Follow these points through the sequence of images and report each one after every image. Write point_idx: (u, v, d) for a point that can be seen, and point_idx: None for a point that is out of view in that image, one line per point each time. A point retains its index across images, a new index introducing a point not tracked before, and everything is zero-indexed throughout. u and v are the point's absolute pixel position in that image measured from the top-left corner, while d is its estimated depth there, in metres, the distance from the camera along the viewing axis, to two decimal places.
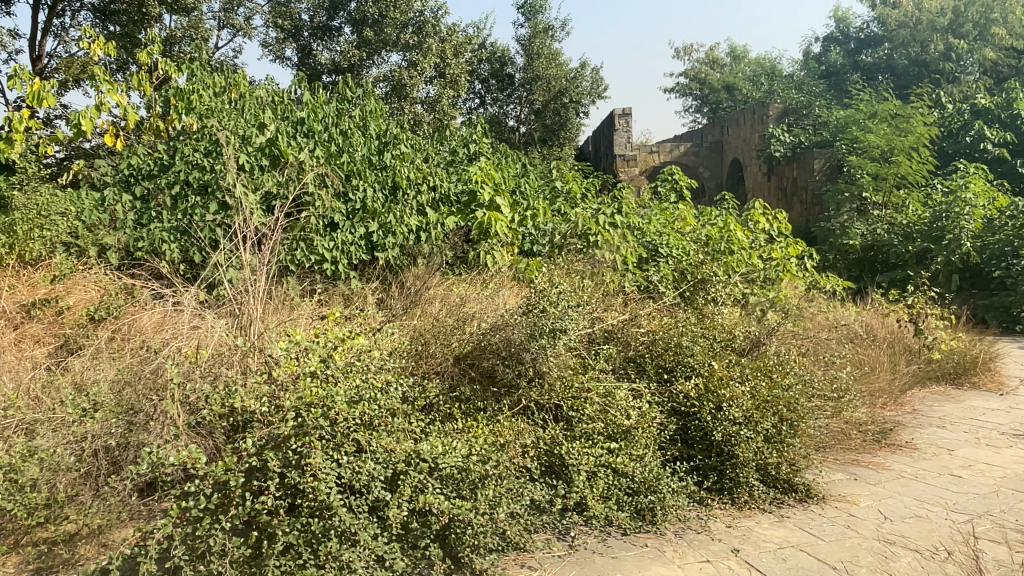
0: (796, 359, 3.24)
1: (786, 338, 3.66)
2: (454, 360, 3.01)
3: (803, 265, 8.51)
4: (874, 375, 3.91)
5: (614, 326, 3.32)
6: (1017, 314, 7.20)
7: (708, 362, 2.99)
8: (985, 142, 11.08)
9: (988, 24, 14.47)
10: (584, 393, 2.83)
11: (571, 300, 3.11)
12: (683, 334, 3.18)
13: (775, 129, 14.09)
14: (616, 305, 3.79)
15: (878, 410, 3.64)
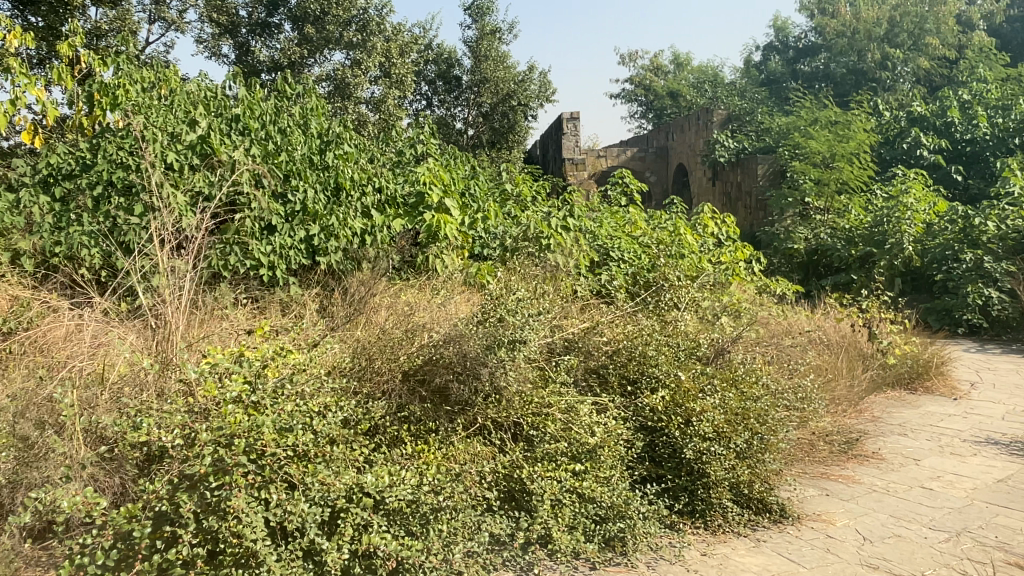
0: (762, 367, 3.12)
1: (750, 344, 3.54)
2: (402, 377, 2.76)
3: (752, 269, 8.52)
4: (836, 381, 3.83)
5: (574, 336, 3.13)
6: (959, 317, 7.33)
7: (674, 374, 2.86)
8: (921, 148, 11.38)
9: (922, 35, 14.94)
10: (544, 410, 2.63)
11: (529, 308, 2.91)
12: (648, 343, 3.03)
13: (720, 134, 14.24)
14: (575, 312, 3.62)
15: (841, 418, 3.52)
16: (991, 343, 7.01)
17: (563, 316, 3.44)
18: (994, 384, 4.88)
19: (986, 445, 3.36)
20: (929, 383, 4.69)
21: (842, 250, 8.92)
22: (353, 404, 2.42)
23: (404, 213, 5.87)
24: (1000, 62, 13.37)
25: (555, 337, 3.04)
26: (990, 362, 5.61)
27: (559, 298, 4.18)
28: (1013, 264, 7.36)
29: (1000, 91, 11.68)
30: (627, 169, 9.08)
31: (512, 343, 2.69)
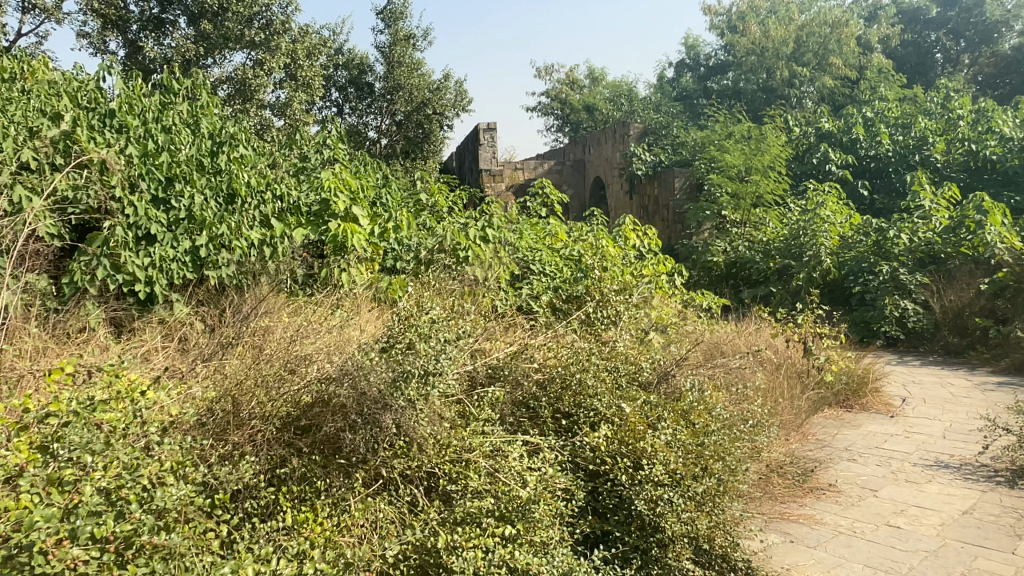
0: (712, 392, 2.91)
1: (692, 365, 3.28)
2: (279, 429, 2.32)
3: (674, 282, 8.34)
4: (780, 404, 3.60)
5: (501, 360, 2.88)
6: (877, 329, 7.29)
7: (615, 406, 2.63)
8: (830, 163, 11.67)
9: (826, 55, 15.52)
10: (465, 456, 2.33)
11: (448, 335, 2.64)
12: (588, 371, 2.81)
13: (637, 148, 14.21)
14: (499, 334, 3.31)
15: (791, 445, 3.24)
16: (909, 354, 7.04)
17: (485, 340, 3.13)
18: (925, 399, 4.74)
19: (940, 470, 3.11)
20: (864, 401, 4.51)
21: (761, 262, 8.83)
22: (211, 469, 2.06)
23: (308, 222, 5.30)
24: (897, 83, 14.02)
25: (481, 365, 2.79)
26: (915, 377, 5.53)
27: (481, 319, 3.75)
28: (926, 276, 7.48)
29: (900, 111, 12.13)
30: (547, 180, 8.76)
31: (427, 373, 2.40)
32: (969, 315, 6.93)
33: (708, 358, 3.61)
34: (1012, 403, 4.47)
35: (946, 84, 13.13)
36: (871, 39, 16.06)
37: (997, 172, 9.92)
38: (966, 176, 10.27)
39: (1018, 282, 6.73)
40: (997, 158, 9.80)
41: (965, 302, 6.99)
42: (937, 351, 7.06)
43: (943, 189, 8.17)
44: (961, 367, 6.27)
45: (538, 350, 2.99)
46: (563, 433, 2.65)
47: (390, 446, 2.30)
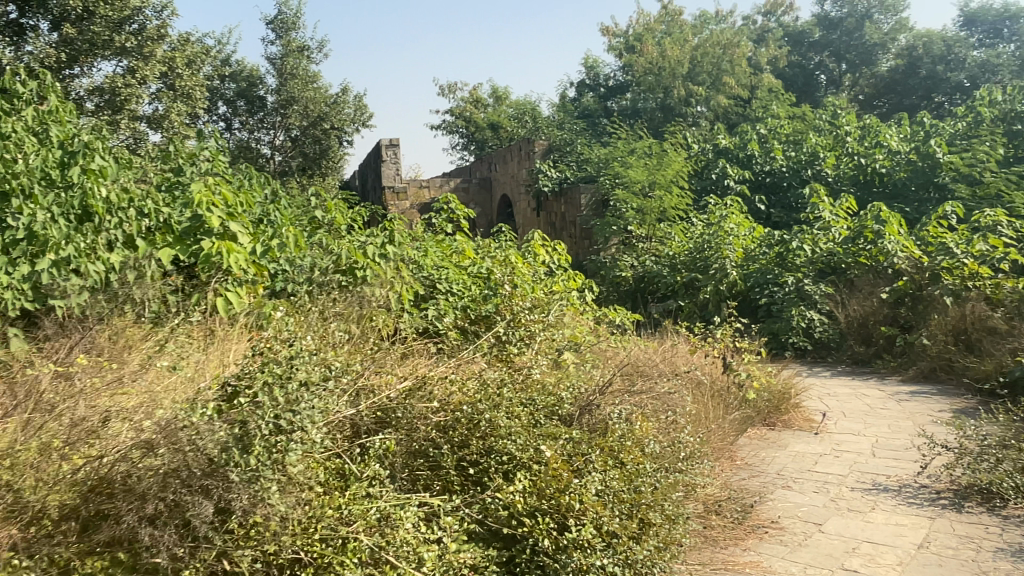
0: (640, 422, 2.67)
1: (616, 391, 2.99)
2: (61, 521, 2.04)
3: (584, 299, 8.10)
4: (709, 429, 3.34)
5: (394, 402, 2.58)
6: (785, 340, 7.25)
7: (533, 446, 2.42)
8: (728, 178, 11.88)
9: (719, 74, 16.00)
10: (336, 536, 2.07)
11: (312, 378, 2.32)
12: (503, 410, 2.55)
13: (542, 164, 14.06)
14: (391, 365, 2.92)
15: (725, 477, 2.93)
16: (817, 365, 7.03)
17: (372, 375, 2.73)
18: (845, 412, 4.63)
19: (880, 494, 2.87)
20: (786, 418, 4.31)
21: (668, 276, 8.73)
22: None
23: (175, 239, 4.53)
24: (787, 102, 14.55)
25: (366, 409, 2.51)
26: (829, 390, 5.45)
27: (376, 352, 3.27)
28: (829, 286, 7.56)
29: (791, 127, 12.58)
30: (451, 195, 8.35)
31: (282, 432, 2.14)
32: (874, 324, 7.01)
33: (633, 383, 3.28)
34: (928, 414, 4.51)
35: (831, 103, 13.73)
36: (761, 60, 16.71)
37: (884, 185, 10.21)
38: (856, 188, 10.49)
39: (917, 290, 6.90)
40: (885, 171, 10.07)
41: (870, 311, 7.07)
42: (844, 361, 7.06)
43: (839, 201, 8.32)
44: (869, 376, 6.30)
45: (442, 382, 2.67)
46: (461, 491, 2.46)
47: (236, 528, 2.03)
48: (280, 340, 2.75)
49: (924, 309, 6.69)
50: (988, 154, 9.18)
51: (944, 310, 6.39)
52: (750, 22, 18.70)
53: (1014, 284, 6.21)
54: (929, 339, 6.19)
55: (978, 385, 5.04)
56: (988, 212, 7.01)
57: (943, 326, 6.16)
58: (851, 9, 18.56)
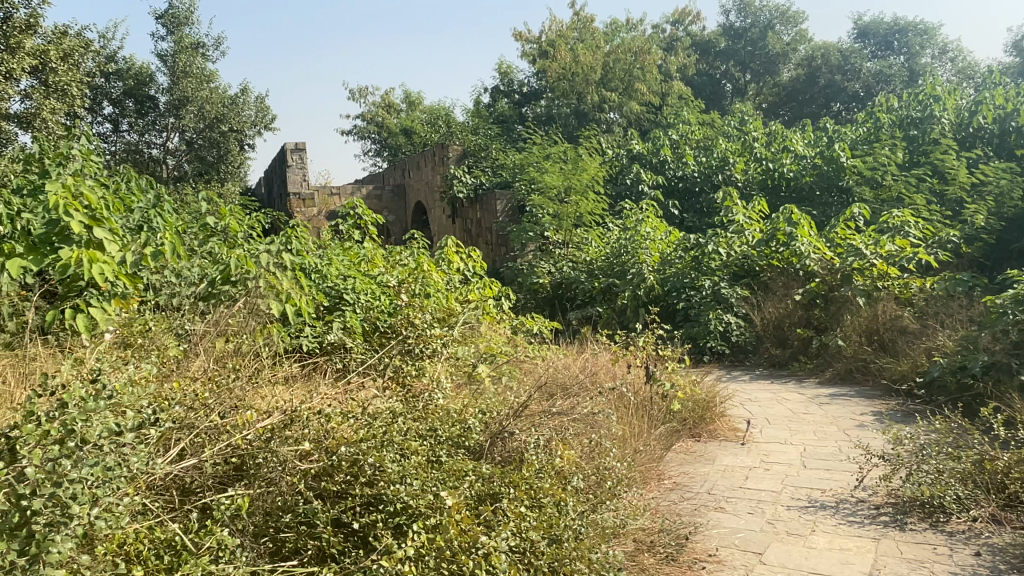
0: (561, 452, 2.56)
1: (527, 411, 2.85)
2: None
3: (501, 307, 7.80)
4: (634, 451, 3.11)
5: (253, 441, 2.29)
6: (703, 345, 7.14)
7: (430, 492, 2.16)
8: (642, 184, 11.89)
9: (631, 81, 16.13)
10: None
11: (115, 430, 1.98)
12: (402, 447, 2.36)
13: (456, 170, 13.69)
14: (261, 403, 2.66)
15: (650, 498, 2.74)
16: (734, 369, 6.94)
17: (229, 412, 2.46)
18: (769, 419, 4.49)
19: (819, 512, 2.67)
20: (713, 427, 4.09)
21: (585, 282, 8.53)
22: None
23: (26, 248, 3.79)
24: (696, 109, 14.78)
25: (213, 455, 2.23)
26: (750, 395, 5.33)
27: (261, 390, 2.90)
28: (745, 289, 7.54)
29: (701, 133, 12.75)
30: (357, 200, 7.86)
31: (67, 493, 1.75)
32: (789, 327, 7.01)
33: (550, 402, 3.07)
34: (851, 418, 4.44)
35: (739, 110, 14.03)
36: (671, 68, 16.97)
37: (791, 189, 10.39)
38: (764, 193, 10.67)
39: (829, 291, 6.94)
40: (792, 175, 10.26)
41: (785, 313, 7.07)
42: (762, 364, 6.98)
43: (753, 204, 8.29)
44: (787, 378, 6.25)
45: (320, 414, 2.45)
46: (326, 560, 2.10)
47: None
48: (135, 386, 2.43)
49: (837, 310, 6.73)
50: (889, 158, 9.43)
51: (856, 311, 6.45)
52: (659, 30, 19.00)
53: (920, 285, 6.40)
54: (844, 340, 6.22)
55: (895, 386, 5.02)
56: (894, 213, 7.13)
57: (856, 327, 6.23)
58: (754, 20, 19.16)
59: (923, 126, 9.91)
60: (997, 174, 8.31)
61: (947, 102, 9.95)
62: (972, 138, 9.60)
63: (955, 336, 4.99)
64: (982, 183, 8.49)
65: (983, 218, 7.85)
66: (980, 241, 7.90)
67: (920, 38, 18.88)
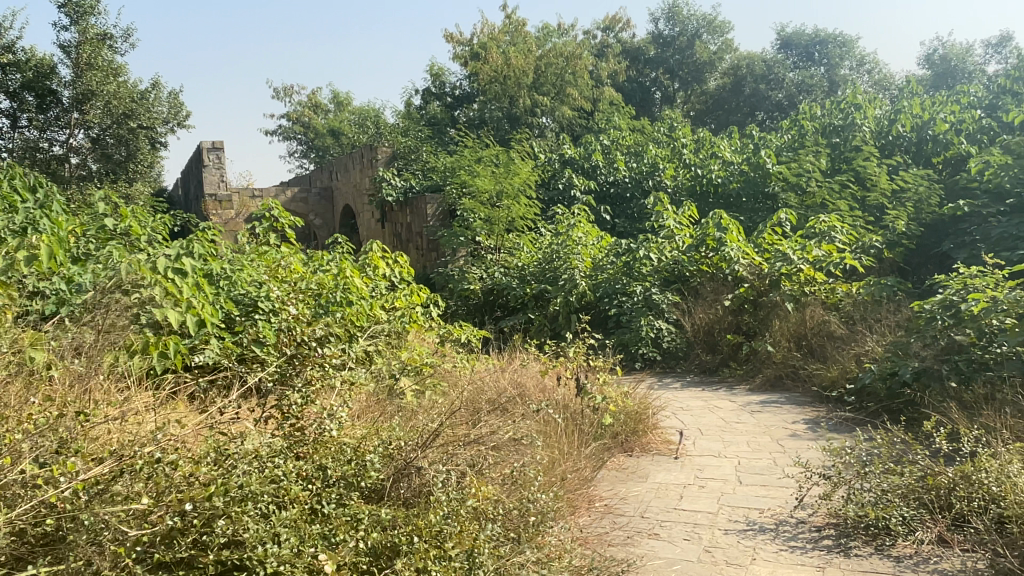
0: (475, 487, 2.44)
1: (431, 436, 2.72)
2: None
3: (428, 314, 7.49)
4: (560, 477, 2.88)
5: (71, 499, 1.94)
6: (635, 351, 7.01)
7: (309, 551, 2.03)
8: (574, 188, 11.78)
9: (563, 85, 16.09)
10: None
11: None
12: (280, 496, 2.21)
13: (385, 172, 13.26)
14: (109, 442, 2.35)
15: (572, 524, 2.61)
16: (665, 376, 6.82)
17: (50, 457, 2.10)
18: (702, 430, 4.35)
19: (760, 536, 2.50)
20: (646, 440, 3.91)
21: (517, 287, 8.31)
22: None
23: None
24: (627, 114, 14.83)
25: (15, 519, 1.85)
26: (683, 404, 5.20)
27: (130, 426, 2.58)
28: (676, 294, 7.48)
29: (632, 139, 12.78)
30: (274, 201, 7.39)
31: None
32: (719, 333, 6.96)
33: (461, 426, 2.92)
34: (783, 427, 4.34)
35: (669, 116, 14.14)
36: (602, 73, 17.02)
37: (719, 195, 10.47)
38: (694, 199, 10.73)
39: (758, 296, 6.91)
40: (720, 181, 10.35)
41: (715, 319, 7.00)
42: (693, 370, 6.89)
43: (683, 209, 8.25)
44: (719, 385, 6.16)
45: (159, 464, 2.11)
46: None
47: None
48: None
49: (766, 315, 6.72)
50: (813, 165, 9.59)
51: (786, 316, 6.44)
52: (590, 36, 19.02)
53: (846, 289, 6.43)
54: (773, 346, 6.19)
55: (825, 393, 4.99)
56: (821, 219, 7.18)
57: (786, 332, 6.21)
58: (682, 28, 19.35)
59: (845, 134, 10.17)
60: (916, 180, 8.56)
61: (867, 111, 10.25)
62: (891, 146, 9.91)
63: (884, 342, 5.00)
64: (902, 189, 8.72)
65: (904, 223, 8.06)
66: (900, 247, 8.11)
67: (839, 50, 19.65)
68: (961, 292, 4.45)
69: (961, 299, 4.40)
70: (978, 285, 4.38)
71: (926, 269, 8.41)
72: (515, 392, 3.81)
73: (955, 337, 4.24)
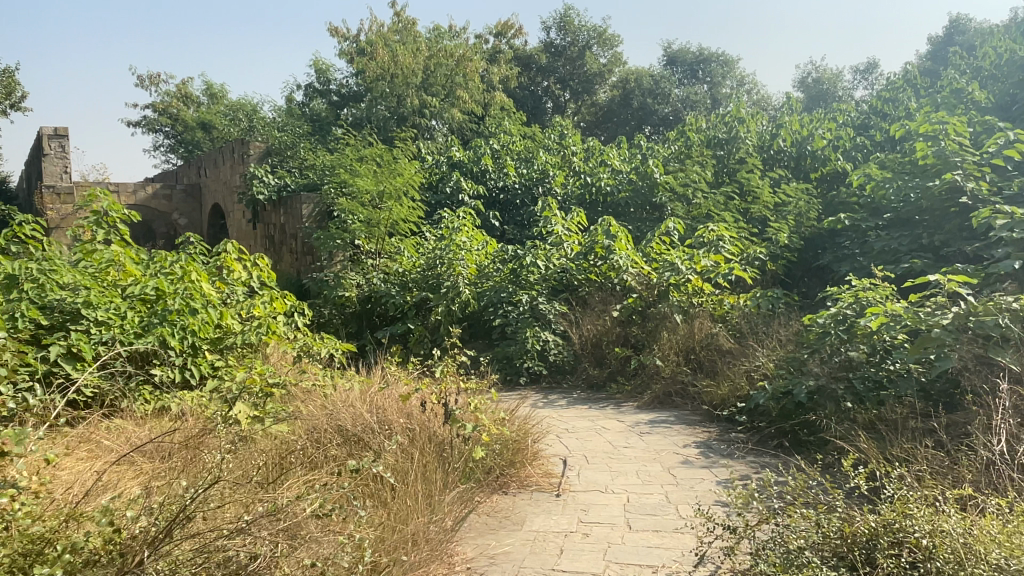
0: None
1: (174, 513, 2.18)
2: None
3: (293, 324, 6.68)
4: (390, 555, 2.33)
5: None
6: (520, 365, 6.54)
7: None
8: (462, 193, 11.21)
9: (453, 87, 15.55)
10: None
11: None
12: None
13: (257, 169, 12.18)
14: None
15: None
16: (551, 391, 6.37)
17: None
18: (587, 457, 3.89)
19: None
20: (524, 475, 3.36)
21: (396, 295, 7.63)
22: None
23: None
24: (518, 120, 14.47)
25: None
26: (567, 425, 4.72)
27: None
28: (563, 305, 7.07)
29: (522, 145, 12.41)
30: (101, 192, 6.26)
31: None
32: (607, 345, 6.58)
33: (242, 505, 2.34)
34: (674, 453, 3.97)
35: (559, 123, 13.89)
36: (493, 77, 16.64)
37: (608, 204, 10.22)
38: (583, 207, 10.45)
39: (646, 307, 6.57)
40: (609, 189, 10.09)
41: (603, 331, 6.61)
42: (579, 385, 6.48)
43: (571, 215, 7.84)
44: (605, 402, 5.77)
45: None
46: None
47: None
48: None
49: (654, 327, 6.41)
50: (699, 176, 9.54)
51: (674, 328, 6.16)
52: (481, 41, 18.56)
53: (733, 301, 6.23)
54: (662, 360, 5.87)
55: (716, 412, 4.70)
56: (710, 227, 6.96)
57: (674, 345, 5.91)
58: (574, 39, 19.04)
59: (729, 146, 10.21)
60: (797, 194, 8.59)
61: (750, 125, 10.35)
62: (773, 159, 10.03)
63: (776, 355, 4.76)
64: (784, 202, 8.72)
65: (786, 236, 8.04)
66: (783, 259, 8.10)
67: (721, 69, 20.41)
68: (855, 306, 4.27)
69: (856, 314, 4.22)
70: (872, 298, 4.21)
71: (806, 282, 8.50)
72: (367, 433, 3.28)
73: (851, 353, 4.04)
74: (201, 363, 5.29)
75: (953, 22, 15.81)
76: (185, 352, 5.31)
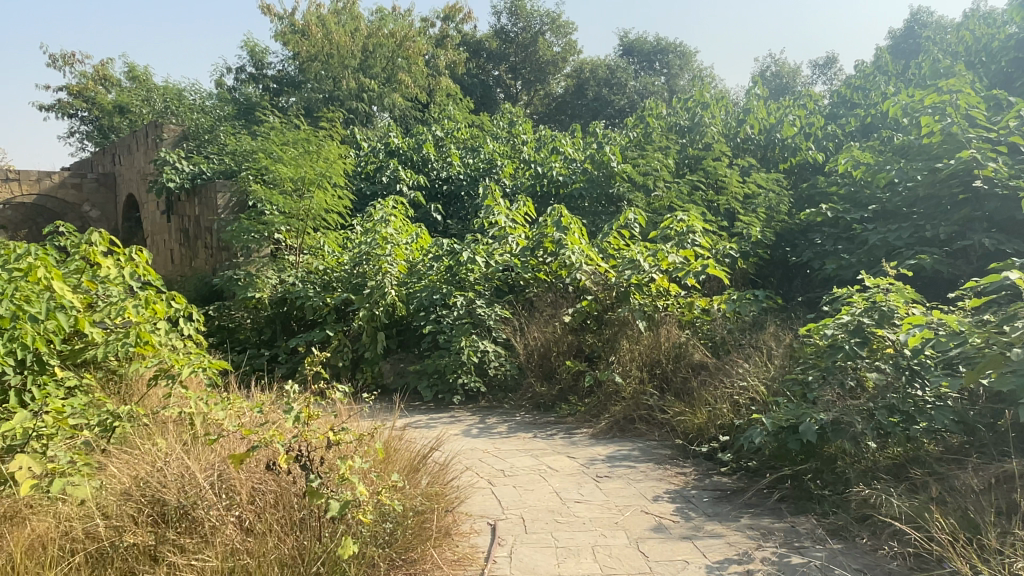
0: None
1: None
2: None
3: (183, 331, 5.35)
4: None
5: None
6: (453, 381, 5.51)
7: None
8: (401, 183, 10.03)
9: (395, 71, 14.43)
10: None
11: None
12: None
13: (169, 153, 10.80)
14: None
15: None
16: (490, 413, 5.31)
17: None
18: (525, 521, 2.84)
19: None
20: (424, 569, 2.28)
21: (313, 297, 6.43)
22: None
23: None
24: (465, 107, 13.42)
25: None
26: (501, 467, 3.66)
27: None
28: (505, 308, 6.00)
29: (468, 132, 11.35)
30: None
31: None
32: (557, 356, 5.54)
33: None
34: (643, 512, 2.95)
35: (509, 111, 12.88)
36: (439, 63, 15.55)
37: (561, 196, 9.20)
38: (534, 201, 9.42)
39: (602, 311, 5.56)
40: (562, 180, 9.07)
41: (552, 339, 5.55)
42: (524, 405, 5.43)
43: (518, 203, 6.75)
44: (554, 428, 4.72)
45: None
46: None
47: None
48: None
49: (612, 336, 5.39)
50: (661, 163, 8.58)
51: (636, 338, 5.15)
52: (428, 25, 17.37)
53: (706, 305, 5.26)
54: (622, 378, 4.86)
55: (692, 448, 3.71)
56: (678, 217, 5.94)
57: (636, 358, 4.91)
58: (527, 25, 18.02)
59: (692, 133, 9.30)
60: (767, 184, 7.69)
61: (714, 111, 9.47)
62: (739, 148, 9.18)
63: (767, 377, 3.79)
64: (753, 194, 7.82)
65: (758, 230, 7.11)
66: (755, 256, 7.18)
67: (678, 61, 19.72)
68: (872, 313, 3.35)
69: (874, 323, 3.29)
70: (894, 304, 3.31)
71: (778, 283, 7.61)
72: (192, 521, 2.23)
73: (871, 376, 3.10)
74: (48, 387, 3.91)
75: (914, 15, 15.39)
76: (24, 368, 3.86)
